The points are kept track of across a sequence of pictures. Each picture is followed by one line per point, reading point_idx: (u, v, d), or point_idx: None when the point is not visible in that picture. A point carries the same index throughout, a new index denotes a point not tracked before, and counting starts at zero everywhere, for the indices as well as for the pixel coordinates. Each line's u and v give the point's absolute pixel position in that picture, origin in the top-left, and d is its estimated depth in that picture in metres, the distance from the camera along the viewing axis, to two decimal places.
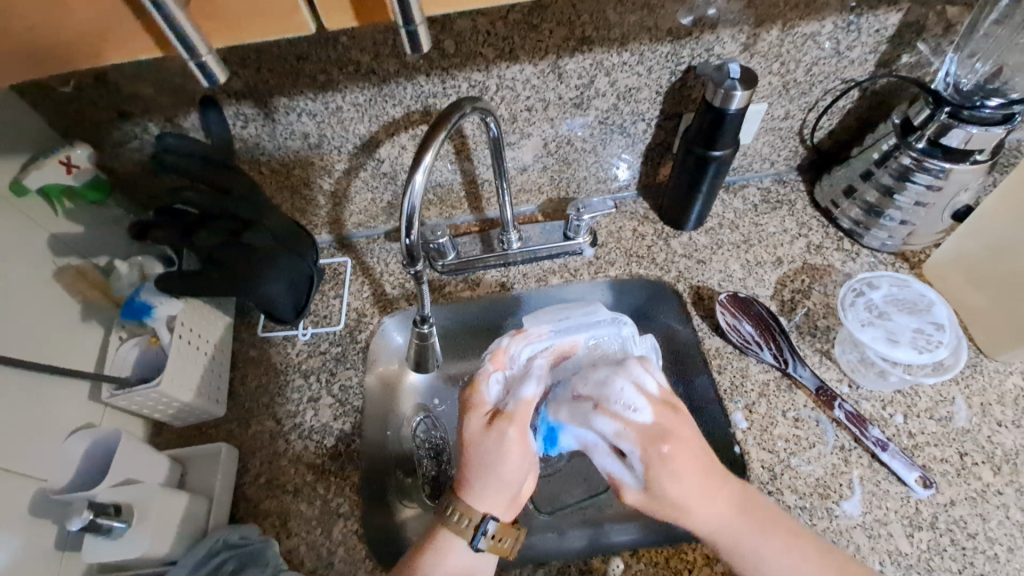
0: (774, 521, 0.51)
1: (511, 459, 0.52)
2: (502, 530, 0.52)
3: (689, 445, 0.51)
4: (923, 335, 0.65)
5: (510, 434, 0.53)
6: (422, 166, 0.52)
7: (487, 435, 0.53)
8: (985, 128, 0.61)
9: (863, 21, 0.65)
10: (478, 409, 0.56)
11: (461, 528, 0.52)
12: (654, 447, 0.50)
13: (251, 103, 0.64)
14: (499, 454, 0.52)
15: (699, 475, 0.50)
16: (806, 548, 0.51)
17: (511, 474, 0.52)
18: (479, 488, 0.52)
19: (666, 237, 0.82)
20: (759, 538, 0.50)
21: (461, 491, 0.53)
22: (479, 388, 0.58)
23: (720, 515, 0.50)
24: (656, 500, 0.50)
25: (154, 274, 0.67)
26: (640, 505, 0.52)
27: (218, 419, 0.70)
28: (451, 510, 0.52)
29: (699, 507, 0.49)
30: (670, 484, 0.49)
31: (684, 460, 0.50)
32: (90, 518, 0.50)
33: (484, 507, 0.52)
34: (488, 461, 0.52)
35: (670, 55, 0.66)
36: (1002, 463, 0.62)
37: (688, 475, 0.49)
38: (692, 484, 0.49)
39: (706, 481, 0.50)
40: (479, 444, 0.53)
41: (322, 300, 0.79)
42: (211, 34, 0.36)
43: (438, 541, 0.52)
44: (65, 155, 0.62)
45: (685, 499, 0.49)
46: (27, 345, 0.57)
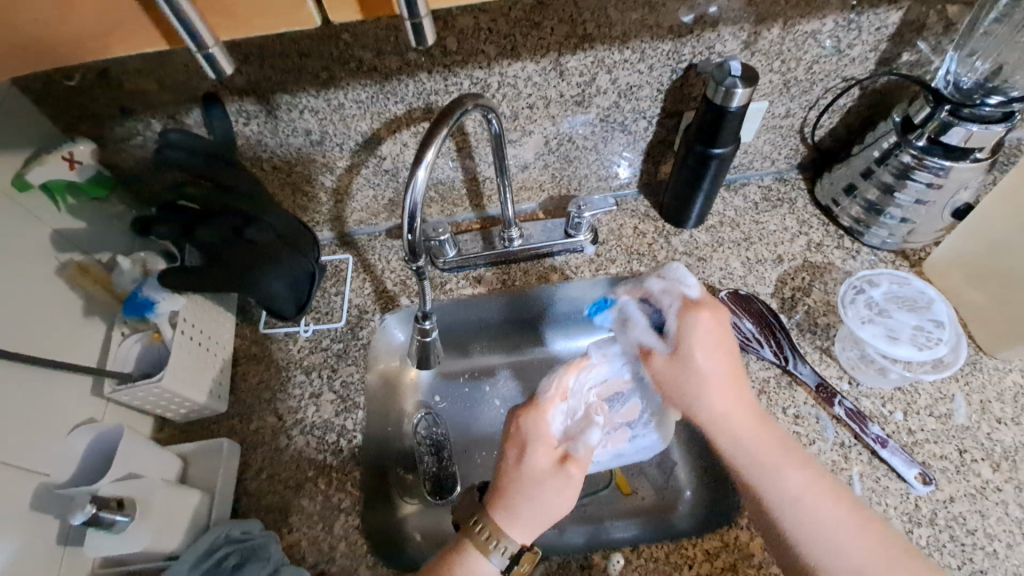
0: (790, 445, 0.55)
1: (565, 496, 0.52)
2: (528, 558, 0.51)
3: (722, 317, 0.59)
4: (922, 332, 0.66)
5: (573, 472, 0.53)
6: (425, 163, 0.52)
7: (551, 472, 0.52)
8: (984, 126, 0.61)
9: (863, 19, 0.66)
10: (537, 444, 0.54)
11: (488, 548, 0.50)
12: (704, 309, 0.59)
13: (253, 99, 0.64)
14: (555, 494, 0.52)
15: (727, 391, 0.56)
16: (844, 501, 0.52)
17: (559, 509, 0.52)
18: (525, 519, 0.51)
19: (667, 234, 0.82)
20: (757, 442, 0.55)
21: (500, 515, 0.52)
22: (537, 421, 0.55)
23: (763, 446, 0.54)
24: (683, 373, 0.58)
25: (156, 269, 0.67)
26: (661, 369, 0.60)
27: (219, 415, 0.70)
28: (481, 526, 0.51)
29: (713, 393, 0.57)
30: (700, 354, 0.58)
31: (716, 380, 0.57)
32: (92, 512, 0.50)
33: (520, 536, 0.51)
34: (541, 496, 0.52)
35: (671, 53, 0.67)
36: (1001, 460, 0.63)
37: (717, 353, 0.58)
38: (720, 371, 0.57)
39: (740, 400, 0.57)
40: (538, 481, 0.52)
41: (323, 296, 0.79)
42: (218, 28, 0.36)
43: (465, 561, 0.50)
44: (68, 151, 0.62)
45: (707, 373, 0.57)
46: (29, 340, 0.58)
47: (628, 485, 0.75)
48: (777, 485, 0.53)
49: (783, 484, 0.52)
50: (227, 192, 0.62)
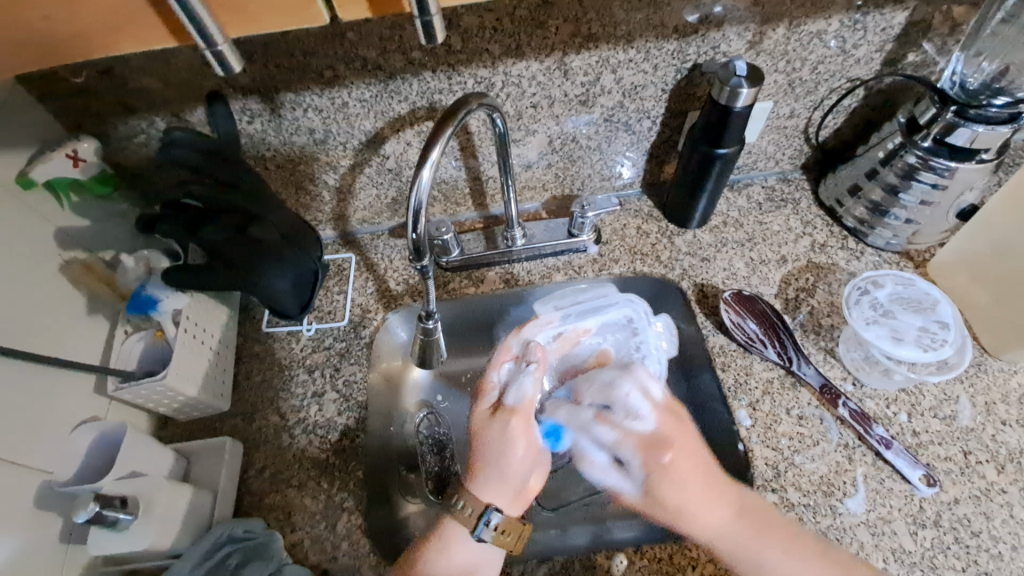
0: (772, 528, 0.52)
1: (513, 442, 0.58)
2: (509, 523, 0.54)
3: (685, 424, 0.57)
4: (927, 334, 0.65)
5: (513, 420, 0.59)
6: (429, 162, 0.52)
7: (492, 423, 0.59)
8: (990, 128, 0.61)
9: (869, 19, 0.65)
10: (483, 400, 0.61)
11: (468, 519, 0.54)
12: (660, 414, 0.57)
13: (257, 98, 0.64)
14: (501, 441, 0.58)
15: (703, 481, 0.54)
16: (807, 552, 0.51)
17: (511, 457, 0.58)
18: (484, 477, 0.56)
19: (670, 235, 0.82)
20: (715, 514, 0.52)
21: (472, 483, 0.57)
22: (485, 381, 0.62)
23: (719, 515, 0.52)
24: (667, 470, 0.54)
25: (159, 267, 0.67)
26: (641, 506, 0.56)
27: (222, 414, 0.70)
28: (461, 501, 0.55)
29: (695, 506, 0.53)
30: (678, 440, 0.55)
31: (688, 469, 0.54)
32: (96, 511, 0.50)
33: (486, 496, 0.56)
34: (493, 447, 0.58)
35: (676, 53, 0.66)
36: (1006, 462, 0.62)
37: (671, 444, 0.55)
38: (681, 450, 0.55)
39: (705, 474, 0.54)
40: (486, 436, 0.59)
41: (326, 295, 0.79)
42: (227, 24, 0.36)
43: (442, 537, 0.54)
44: (72, 148, 0.62)
45: (682, 498, 0.53)
46: (33, 338, 0.57)
47: None
48: (759, 572, 0.51)
49: (761, 557, 0.51)
50: (231, 191, 0.62)
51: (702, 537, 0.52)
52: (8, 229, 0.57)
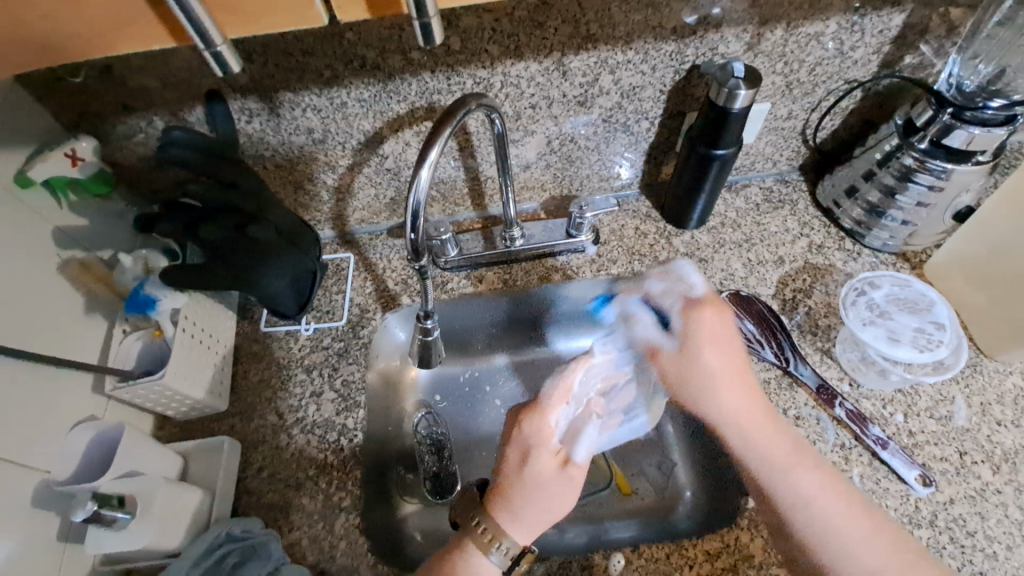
0: (828, 477, 0.54)
1: (565, 497, 0.53)
2: (528, 557, 0.52)
3: (725, 316, 0.62)
4: (923, 334, 0.66)
5: (575, 473, 0.54)
6: (428, 161, 0.52)
7: (553, 475, 0.53)
8: (987, 129, 0.61)
9: (866, 21, 0.66)
10: (543, 449, 0.54)
11: (487, 544, 0.51)
12: (697, 310, 0.62)
13: (256, 97, 0.64)
14: (556, 494, 0.53)
15: (743, 393, 0.59)
16: (838, 482, 0.54)
17: (559, 507, 0.54)
18: (521, 514, 0.52)
19: (668, 235, 0.82)
20: (759, 435, 0.57)
21: (498, 510, 0.53)
22: (543, 426, 0.55)
23: (783, 449, 0.55)
24: (694, 370, 0.61)
25: (157, 267, 0.67)
26: (670, 364, 0.64)
27: (220, 413, 0.70)
28: (484, 526, 0.52)
29: (721, 394, 0.60)
30: (710, 352, 0.61)
31: (734, 384, 0.59)
32: (94, 509, 0.50)
33: (516, 532, 0.52)
34: (543, 494, 0.53)
35: (674, 54, 0.67)
36: (1001, 462, 0.63)
37: (722, 350, 0.61)
38: (726, 361, 0.60)
39: (748, 393, 0.59)
40: (541, 480, 0.53)
41: (325, 295, 0.79)
42: (225, 25, 0.36)
43: (464, 560, 0.51)
44: (70, 148, 0.62)
45: (715, 368, 0.60)
46: (31, 337, 0.58)
47: (628, 484, 0.75)
48: (792, 481, 0.54)
49: (791, 485, 0.53)
50: (230, 190, 0.62)
51: (759, 462, 0.56)
52: (7, 229, 0.57)
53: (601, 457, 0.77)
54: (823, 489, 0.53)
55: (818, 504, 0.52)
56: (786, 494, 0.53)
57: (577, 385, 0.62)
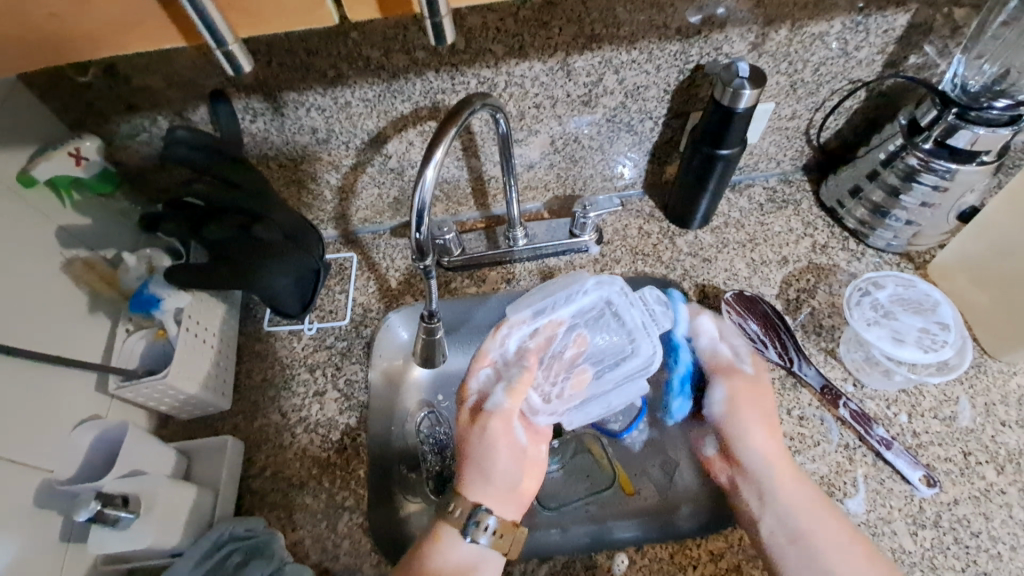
0: (830, 513, 0.58)
1: (495, 447, 0.58)
2: (505, 526, 0.55)
3: (766, 398, 0.66)
4: (928, 335, 0.66)
5: (492, 425, 0.59)
6: (433, 161, 0.52)
7: (477, 428, 0.59)
8: (991, 130, 0.61)
9: (871, 22, 0.65)
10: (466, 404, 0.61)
11: (457, 520, 0.55)
12: (740, 380, 0.67)
13: (260, 97, 0.64)
14: (485, 445, 0.58)
15: (770, 426, 0.64)
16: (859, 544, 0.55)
17: (500, 462, 0.58)
18: (475, 483, 0.57)
19: (672, 235, 0.82)
20: (778, 451, 0.62)
21: (464, 486, 0.57)
22: (467, 385, 0.62)
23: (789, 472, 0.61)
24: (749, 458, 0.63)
25: (161, 267, 0.67)
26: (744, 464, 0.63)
27: (223, 413, 0.70)
28: (454, 505, 0.56)
29: (766, 451, 0.62)
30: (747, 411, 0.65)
31: (761, 409, 0.65)
32: (97, 509, 0.50)
33: (477, 499, 0.57)
34: (476, 451, 0.58)
35: (678, 54, 0.67)
36: (1006, 463, 0.63)
37: (767, 422, 0.64)
38: (776, 452, 0.62)
39: (770, 427, 0.64)
40: (473, 438, 0.59)
41: (328, 295, 0.79)
42: (236, 25, 0.36)
43: (444, 539, 0.55)
44: (74, 147, 0.62)
45: (764, 442, 0.63)
46: (35, 336, 0.57)
47: (631, 484, 0.75)
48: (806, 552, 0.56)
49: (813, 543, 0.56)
50: (234, 190, 0.62)
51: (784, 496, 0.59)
52: (10, 228, 0.57)
53: (603, 457, 0.77)
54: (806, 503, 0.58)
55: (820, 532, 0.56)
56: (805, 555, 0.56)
57: (491, 351, 0.62)
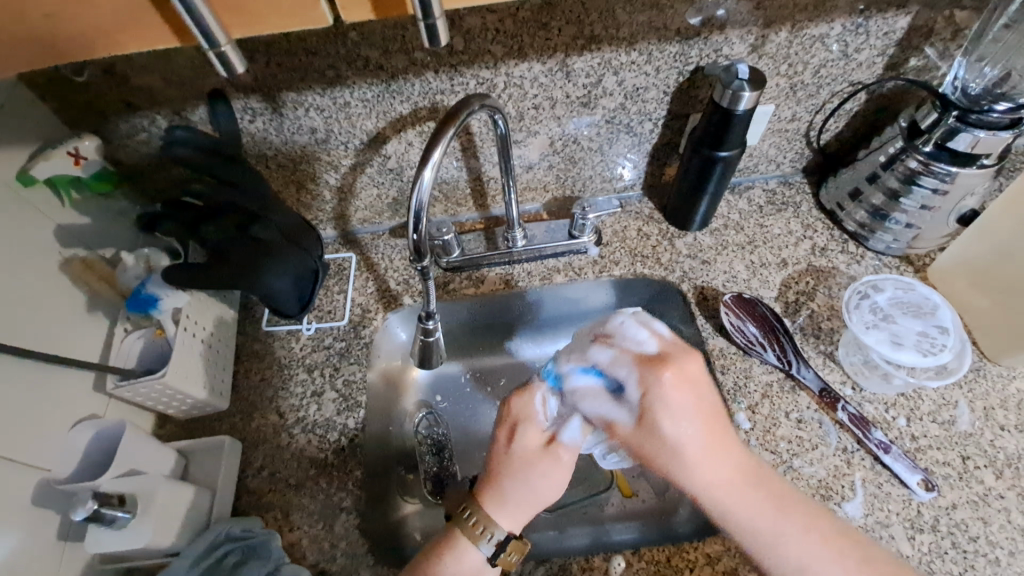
0: (784, 500, 0.51)
1: (554, 480, 0.55)
2: (516, 546, 0.52)
3: (686, 367, 0.54)
4: (926, 338, 0.66)
5: (563, 458, 0.57)
6: (431, 162, 0.52)
7: (539, 457, 0.56)
8: (992, 133, 0.61)
9: (872, 24, 0.65)
10: (530, 424, 0.57)
11: (477, 535, 0.52)
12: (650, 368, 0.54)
13: (258, 97, 0.64)
14: (544, 477, 0.55)
15: (693, 411, 0.52)
16: (848, 548, 0.49)
17: (547, 495, 0.55)
18: (514, 508, 0.54)
19: (671, 237, 0.82)
20: (698, 459, 0.51)
21: (487, 501, 0.54)
22: (528, 405, 0.59)
23: (720, 475, 0.51)
24: (652, 443, 0.53)
25: (160, 266, 0.67)
26: (631, 437, 0.55)
27: (221, 413, 0.70)
28: (472, 516, 0.53)
29: (694, 462, 0.51)
30: (664, 418, 0.53)
31: (682, 395, 0.53)
32: (94, 509, 0.50)
33: (508, 523, 0.54)
34: (529, 477, 0.55)
35: (678, 56, 0.66)
36: (1004, 468, 0.62)
37: (691, 418, 0.52)
38: (691, 433, 0.52)
39: (702, 412, 0.52)
40: (528, 461, 0.55)
41: (326, 295, 0.79)
42: (230, 25, 0.36)
43: (454, 550, 0.52)
44: (74, 146, 0.62)
45: (677, 439, 0.52)
46: (33, 335, 0.57)
47: (628, 486, 0.75)
48: (771, 555, 0.49)
49: (779, 554, 0.49)
50: (232, 190, 0.62)
51: (722, 512, 0.51)
52: (10, 227, 0.57)
53: None
54: (753, 512, 0.50)
55: (773, 539, 0.49)
56: (779, 565, 0.49)
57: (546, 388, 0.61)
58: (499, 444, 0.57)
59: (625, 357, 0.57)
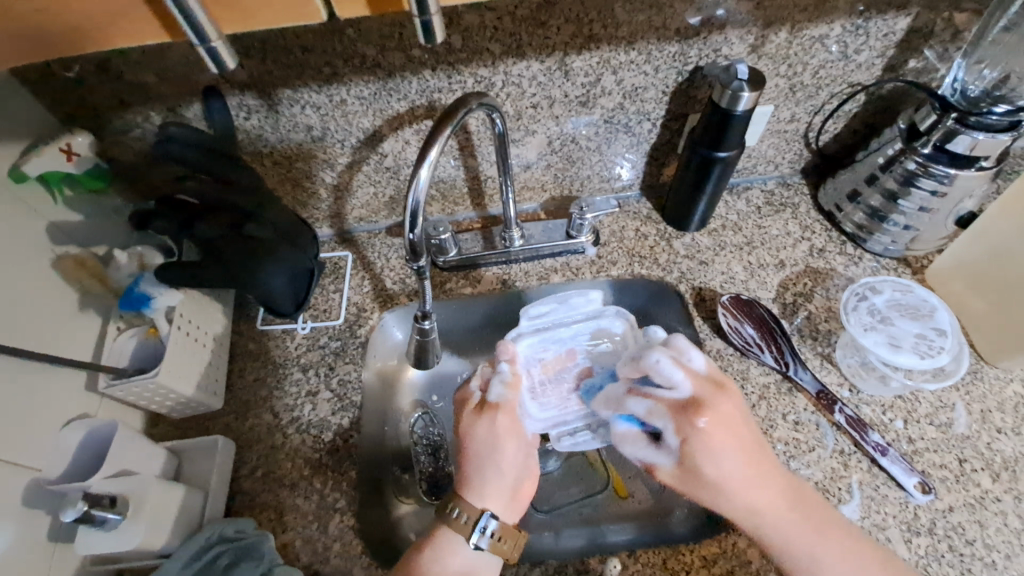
0: (822, 525, 0.52)
1: (506, 445, 0.57)
2: (506, 530, 0.53)
3: (721, 413, 0.52)
4: (924, 340, 0.65)
5: (500, 418, 0.58)
6: (428, 160, 0.51)
7: (484, 428, 0.58)
8: (991, 135, 0.60)
9: (871, 25, 0.65)
10: (468, 405, 0.60)
11: (463, 527, 0.52)
12: (699, 414, 0.52)
13: (254, 94, 0.64)
14: (495, 445, 0.56)
15: (738, 449, 0.51)
16: (864, 552, 0.51)
17: (507, 462, 0.56)
18: (484, 486, 0.55)
19: (669, 237, 0.81)
20: (752, 485, 0.51)
21: (466, 491, 0.55)
22: (466, 387, 0.62)
23: (772, 499, 0.51)
24: (699, 483, 0.53)
25: (152, 264, 0.67)
26: (675, 482, 0.54)
27: (215, 412, 0.69)
28: (456, 508, 0.53)
29: (736, 494, 0.51)
30: (705, 463, 0.51)
31: (724, 439, 0.51)
32: (84, 510, 0.49)
33: (484, 503, 0.54)
34: (482, 451, 0.56)
35: (677, 55, 0.66)
36: (1001, 470, 0.62)
37: (729, 452, 0.51)
38: (735, 472, 0.51)
39: (744, 449, 0.52)
40: (476, 438, 0.57)
41: (322, 294, 0.79)
42: (220, 20, 0.36)
43: (442, 546, 0.52)
44: (65, 142, 0.61)
45: (721, 479, 0.51)
46: (24, 333, 0.57)
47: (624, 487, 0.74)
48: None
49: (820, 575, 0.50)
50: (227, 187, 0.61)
51: (779, 542, 0.51)
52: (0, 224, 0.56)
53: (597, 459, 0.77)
54: (796, 537, 0.51)
55: (818, 562, 0.50)
56: None
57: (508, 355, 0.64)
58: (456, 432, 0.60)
59: (659, 409, 0.54)
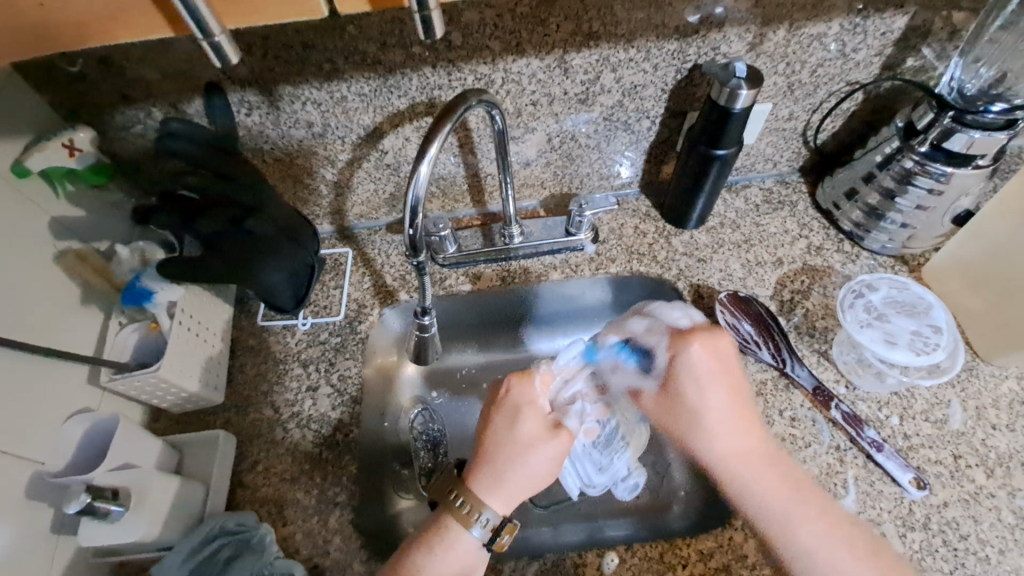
0: (802, 484, 0.53)
1: (553, 461, 0.54)
2: (510, 529, 0.52)
3: (714, 340, 0.57)
4: (920, 337, 0.66)
5: (564, 441, 0.55)
6: (428, 157, 0.51)
7: (541, 438, 0.54)
8: (987, 133, 0.61)
9: (870, 23, 0.65)
10: (532, 409, 0.55)
11: (468, 520, 0.51)
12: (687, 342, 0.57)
13: (255, 90, 0.64)
14: (545, 458, 0.54)
15: (726, 385, 0.56)
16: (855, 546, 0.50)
17: (544, 477, 0.54)
18: (509, 488, 0.52)
19: (668, 235, 0.82)
20: (680, 418, 0.57)
21: (482, 482, 0.53)
22: (527, 391, 0.57)
23: (746, 446, 0.54)
24: (681, 410, 0.57)
25: (154, 259, 0.67)
26: (653, 406, 0.60)
27: (216, 407, 0.70)
28: (462, 501, 0.52)
29: (715, 431, 0.55)
30: (687, 385, 0.57)
31: (711, 365, 0.57)
32: (87, 502, 0.50)
33: (498, 505, 0.52)
34: (530, 459, 0.53)
35: (676, 53, 0.66)
36: (995, 466, 0.63)
37: (715, 385, 0.56)
38: (719, 400, 0.56)
39: (731, 386, 0.56)
40: (529, 442, 0.54)
41: (322, 290, 0.79)
42: (223, 14, 0.36)
43: (444, 537, 0.51)
44: (67, 137, 0.62)
45: (701, 406, 0.56)
46: (28, 327, 0.57)
47: None
48: (788, 533, 0.51)
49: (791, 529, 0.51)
50: (228, 183, 0.61)
51: (741, 483, 0.53)
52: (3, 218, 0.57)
53: None
54: (780, 493, 0.52)
55: (790, 520, 0.51)
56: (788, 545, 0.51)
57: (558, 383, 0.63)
58: (498, 424, 0.55)
59: (659, 329, 0.61)
